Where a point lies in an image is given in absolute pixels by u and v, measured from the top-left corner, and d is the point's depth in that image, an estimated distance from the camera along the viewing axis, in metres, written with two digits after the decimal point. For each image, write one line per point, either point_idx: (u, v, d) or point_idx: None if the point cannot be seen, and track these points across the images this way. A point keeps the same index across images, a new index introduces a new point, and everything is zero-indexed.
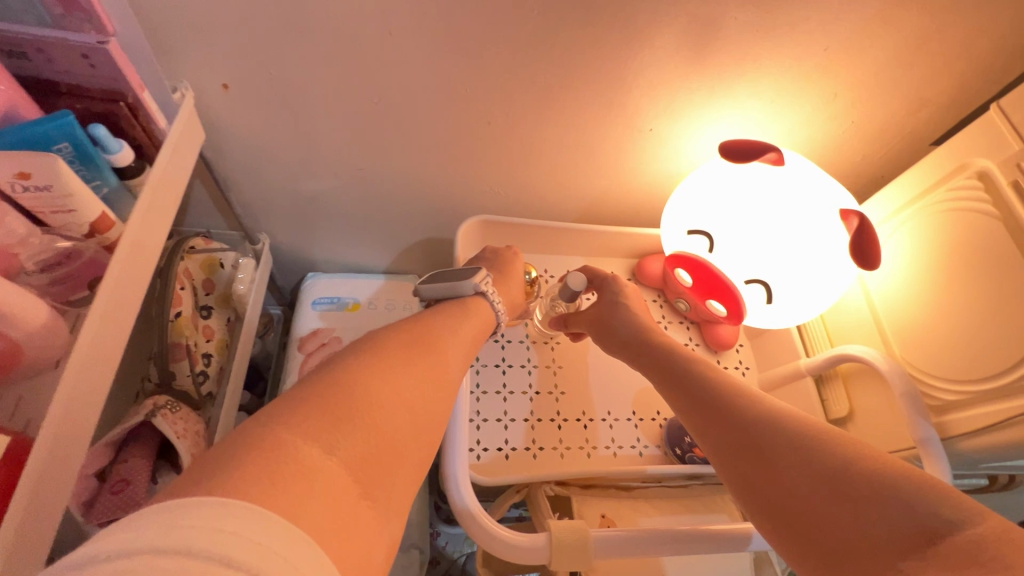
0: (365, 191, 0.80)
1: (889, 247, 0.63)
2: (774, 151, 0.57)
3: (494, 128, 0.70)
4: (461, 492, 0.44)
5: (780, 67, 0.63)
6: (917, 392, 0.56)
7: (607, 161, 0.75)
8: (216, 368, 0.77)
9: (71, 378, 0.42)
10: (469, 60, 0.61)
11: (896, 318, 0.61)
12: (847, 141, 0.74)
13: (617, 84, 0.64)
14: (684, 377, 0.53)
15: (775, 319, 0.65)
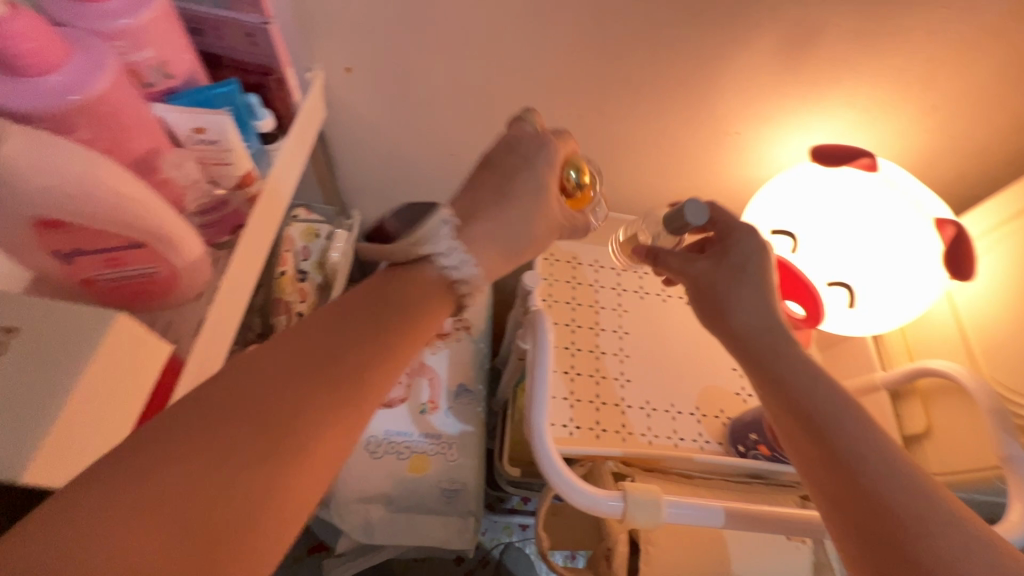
0: (453, 176, 0.85)
1: (983, 263, 0.62)
2: (868, 157, 0.59)
3: (583, 123, 0.73)
4: (542, 446, 0.48)
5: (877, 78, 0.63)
6: (1007, 410, 0.55)
7: (689, 163, 0.77)
8: None
9: (216, 307, 0.48)
10: (571, 55, 0.65)
11: (983, 335, 0.60)
12: (941, 158, 0.73)
13: (709, 87, 0.66)
14: (769, 353, 0.48)
15: (856, 326, 0.64)
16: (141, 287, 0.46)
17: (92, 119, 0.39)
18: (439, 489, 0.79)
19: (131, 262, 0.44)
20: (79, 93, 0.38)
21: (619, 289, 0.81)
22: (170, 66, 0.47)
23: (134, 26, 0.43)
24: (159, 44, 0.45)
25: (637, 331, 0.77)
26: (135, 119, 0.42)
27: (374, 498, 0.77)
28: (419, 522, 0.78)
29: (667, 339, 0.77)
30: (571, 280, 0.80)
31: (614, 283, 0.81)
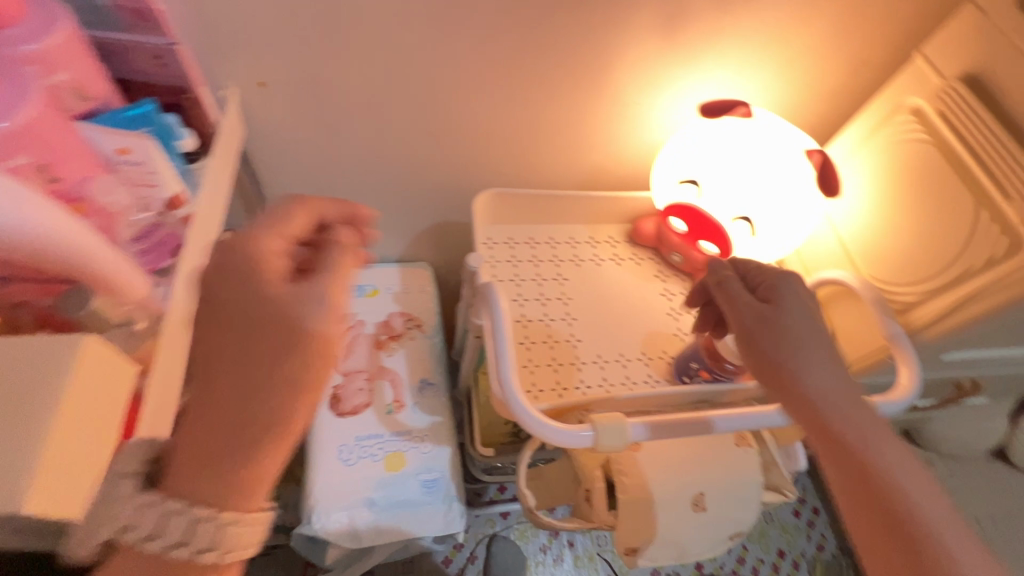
0: (379, 176, 0.87)
1: (850, 181, 0.70)
2: (745, 106, 0.66)
3: (499, 111, 0.78)
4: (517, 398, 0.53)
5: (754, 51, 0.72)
6: (882, 298, 0.65)
7: (598, 134, 0.84)
8: None
9: (171, 331, 0.48)
10: (471, 47, 0.69)
11: (879, 239, 0.66)
12: (807, 105, 0.81)
13: (603, 62, 0.73)
14: None
15: (758, 254, 0.73)
16: (50, 322, 0.42)
17: (24, 145, 0.39)
18: (416, 480, 0.82)
19: (63, 292, 0.42)
20: (6, 121, 0.38)
21: (555, 261, 0.86)
22: (83, 92, 0.47)
23: (40, 52, 0.43)
24: (71, 67, 0.45)
25: (580, 297, 0.83)
26: (68, 144, 0.43)
27: (354, 505, 0.78)
28: (403, 520, 0.80)
29: (607, 300, 0.84)
30: (511, 259, 0.85)
31: (551, 255, 0.87)
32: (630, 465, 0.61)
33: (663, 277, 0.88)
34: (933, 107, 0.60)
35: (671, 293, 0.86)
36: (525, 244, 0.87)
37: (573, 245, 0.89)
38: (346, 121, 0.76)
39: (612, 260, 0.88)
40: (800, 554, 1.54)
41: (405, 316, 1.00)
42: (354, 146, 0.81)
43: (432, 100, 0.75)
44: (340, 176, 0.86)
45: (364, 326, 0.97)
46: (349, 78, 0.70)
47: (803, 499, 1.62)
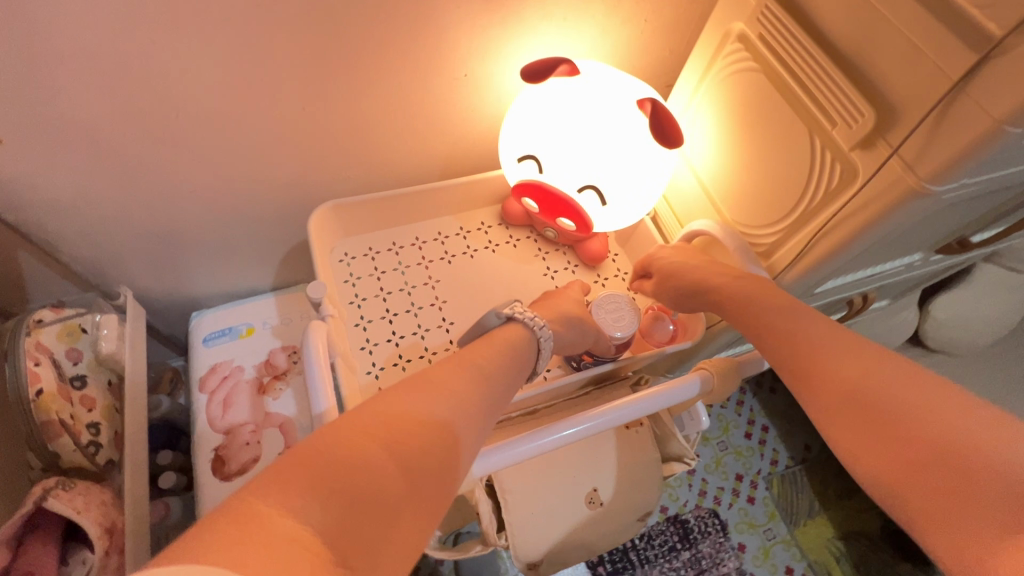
0: (206, 207, 0.77)
1: (700, 122, 0.65)
2: (566, 63, 0.59)
3: (312, 111, 0.69)
4: None
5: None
6: (742, 243, 0.61)
7: (437, 116, 0.76)
8: (110, 436, 0.74)
9: None
10: (240, 51, 0.59)
11: (732, 179, 0.63)
12: (652, 45, 0.75)
13: (406, 40, 0.64)
14: None
15: (619, 218, 0.68)
16: None
17: None
18: None
19: None
20: None
21: (424, 263, 0.79)
22: None
23: None
24: None
25: (456, 296, 0.77)
26: None
27: None
28: None
29: (485, 293, 0.78)
30: (375, 271, 0.77)
31: (419, 257, 0.79)
32: (512, 481, 0.57)
33: (544, 254, 0.82)
34: (755, 31, 0.54)
35: (554, 271, 0.81)
36: (388, 251, 0.79)
37: (443, 242, 0.81)
38: (130, 157, 0.66)
39: (487, 248, 0.81)
40: (758, 474, 1.58)
41: (288, 350, 0.91)
42: (156, 181, 0.71)
43: (223, 116, 0.66)
44: (159, 218, 0.76)
45: (244, 372, 0.88)
46: (109, 107, 0.60)
47: (753, 421, 1.66)
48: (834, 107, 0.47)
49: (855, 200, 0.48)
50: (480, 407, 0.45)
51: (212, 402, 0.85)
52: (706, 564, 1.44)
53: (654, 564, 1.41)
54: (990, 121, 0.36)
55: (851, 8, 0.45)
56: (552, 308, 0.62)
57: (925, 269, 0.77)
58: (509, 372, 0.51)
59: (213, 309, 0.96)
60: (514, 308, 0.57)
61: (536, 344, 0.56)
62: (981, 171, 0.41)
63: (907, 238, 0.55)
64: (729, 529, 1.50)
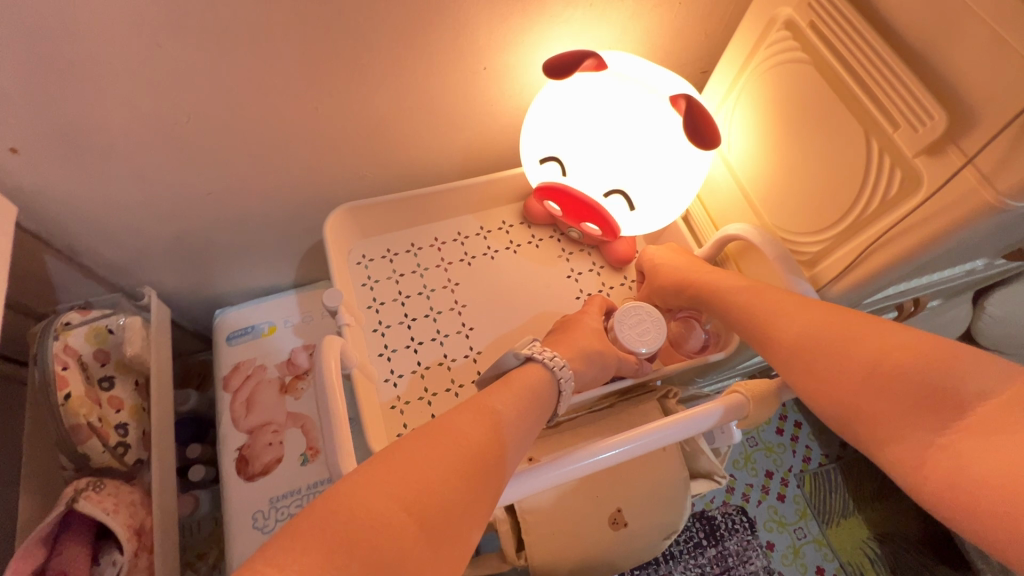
0: (223, 209, 0.77)
1: (740, 116, 0.60)
2: (593, 57, 0.54)
3: (325, 112, 0.67)
4: None
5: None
6: (783, 252, 0.56)
7: (454, 113, 0.73)
8: (138, 436, 0.75)
9: None
10: (248, 53, 0.57)
11: (774, 181, 0.57)
12: (685, 31, 0.69)
13: (420, 35, 0.61)
14: None
15: (648, 222, 0.64)
16: None
17: None
18: None
19: None
20: None
21: (443, 265, 0.76)
22: None
23: None
24: None
25: (475, 301, 0.74)
26: None
27: None
28: None
29: (505, 297, 0.75)
30: (393, 274, 0.75)
31: (438, 259, 0.77)
32: (533, 502, 0.55)
33: (568, 255, 0.79)
34: (805, 19, 0.49)
35: (578, 273, 0.77)
36: (406, 253, 0.77)
37: (462, 242, 0.78)
38: (146, 163, 0.65)
39: (508, 249, 0.78)
40: (789, 471, 1.53)
41: (310, 349, 0.91)
42: (173, 186, 0.70)
43: (236, 120, 0.64)
44: (179, 221, 0.76)
45: (266, 371, 0.88)
46: (121, 114, 0.59)
47: (785, 417, 1.60)
48: (896, 108, 0.42)
49: (918, 211, 0.42)
50: (496, 439, 0.43)
51: (236, 402, 0.85)
52: (733, 562, 1.38)
53: (678, 560, 1.34)
54: None
55: None
56: (571, 341, 0.58)
57: (984, 273, 0.71)
58: (525, 395, 0.49)
59: (236, 306, 0.96)
60: (534, 348, 0.55)
61: (556, 385, 0.53)
62: None
63: (973, 250, 0.50)
64: (757, 527, 1.46)
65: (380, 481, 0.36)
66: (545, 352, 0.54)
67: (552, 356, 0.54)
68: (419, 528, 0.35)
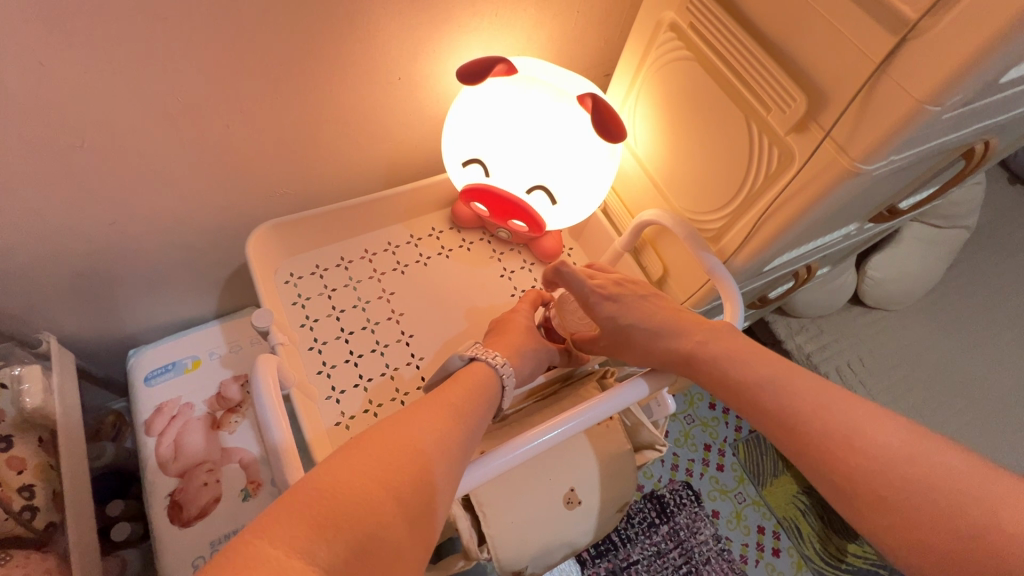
0: (131, 239, 0.72)
1: (642, 111, 0.65)
2: (503, 62, 0.58)
3: (238, 129, 0.65)
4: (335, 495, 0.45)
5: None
6: (693, 231, 0.62)
7: (374, 123, 0.73)
8: (47, 497, 0.67)
9: None
10: (147, 72, 0.54)
11: (677, 167, 0.63)
12: (587, 36, 0.74)
13: (333, 48, 0.61)
14: None
15: (572, 215, 0.68)
16: None
17: None
18: None
19: None
20: None
21: (376, 276, 0.76)
22: None
23: None
24: None
25: (412, 308, 0.75)
26: None
27: None
28: None
29: (442, 301, 0.76)
30: (325, 290, 0.74)
31: (371, 271, 0.76)
32: (489, 494, 0.56)
33: (499, 255, 0.81)
34: (686, 21, 0.55)
35: (511, 271, 0.80)
36: (337, 268, 0.75)
37: (394, 251, 0.78)
38: (36, 196, 0.60)
39: (440, 255, 0.79)
40: (725, 441, 1.65)
41: (240, 380, 0.86)
42: (70, 218, 0.65)
43: (139, 143, 0.61)
44: (79, 256, 0.70)
45: (193, 409, 0.83)
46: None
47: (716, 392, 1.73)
48: (767, 94, 0.48)
49: (796, 181, 0.49)
50: (445, 430, 0.44)
51: (162, 445, 0.79)
52: (684, 535, 1.49)
53: (636, 542, 1.46)
54: (912, 102, 0.38)
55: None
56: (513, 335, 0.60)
57: (858, 237, 0.82)
58: (470, 389, 0.50)
59: (152, 345, 0.89)
60: (477, 348, 0.56)
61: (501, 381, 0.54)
62: (907, 147, 0.43)
63: (844, 213, 0.58)
64: (703, 498, 1.55)
65: (348, 469, 0.36)
66: (488, 352, 0.55)
67: (492, 354, 0.55)
68: (394, 505, 0.35)
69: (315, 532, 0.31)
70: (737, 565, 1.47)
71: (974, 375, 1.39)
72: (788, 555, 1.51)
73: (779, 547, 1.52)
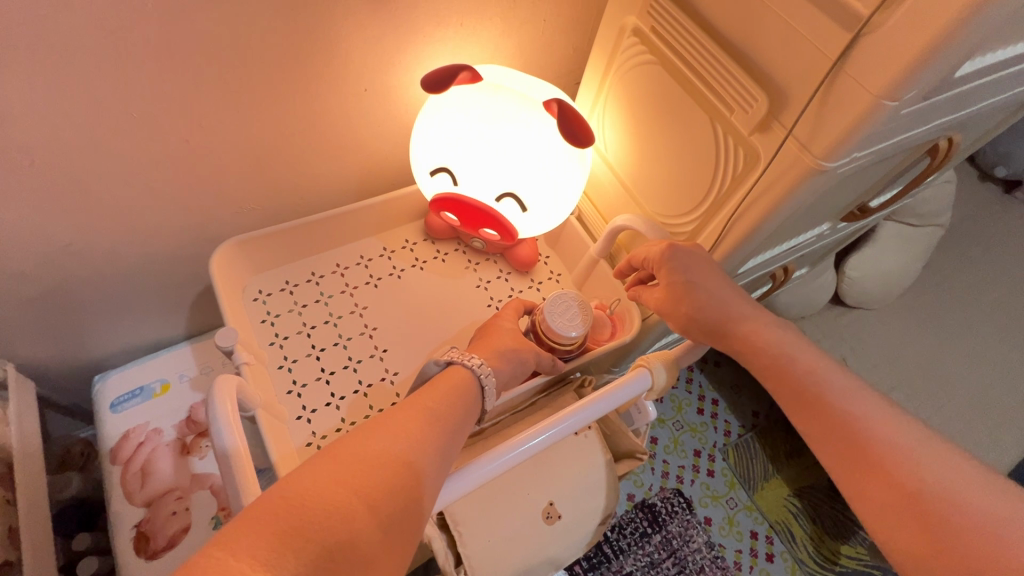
0: (92, 261, 0.69)
1: (609, 115, 0.65)
2: (467, 70, 0.57)
3: (203, 145, 0.64)
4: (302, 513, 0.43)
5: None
6: (666, 235, 0.61)
7: (343, 135, 0.72)
8: (3, 534, 0.64)
9: None
10: (104, 89, 0.53)
11: (647, 171, 0.63)
12: (554, 43, 0.74)
13: (298, 61, 0.60)
14: None
15: (544, 222, 0.67)
16: None
17: None
18: None
19: None
20: None
21: (348, 291, 0.74)
22: None
23: None
24: None
25: (386, 322, 0.73)
26: None
27: None
28: None
29: (417, 314, 0.74)
30: (295, 306, 0.72)
31: (342, 285, 0.74)
32: (465, 511, 0.55)
33: (474, 265, 0.80)
34: (648, 25, 0.54)
35: (487, 282, 0.79)
36: (306, 283, 0.74)
37: (366, 265, 0.77)
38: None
39: (414, 267, 0.78)
40: (715, 447, 1.64)
41: (211, 402, 0.84)
42: (25, 241, 0.62)
43: (97, 160, 0.59)
44: (39, 280, 0.67)
45: (161, 434, 0.80)
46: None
47: (703, 396, 1.72)
48: (730, 95, 0.48)
49: (762, 181, 0.49)
50: None
51: (128, 473, 0.76)
52: (677, 544, 1.47)
53: (628, 553, 1.44)
54: (870, 97, 0.38)
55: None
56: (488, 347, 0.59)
57: (833, 237, 0.82)
58: (441, 406, 0.48)
59: (118, 369, 0.86)
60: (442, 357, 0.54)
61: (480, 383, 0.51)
62: (868, 144, 0.43)
63: (813, 212, 0.58)
64: (695, 505, 1.54)
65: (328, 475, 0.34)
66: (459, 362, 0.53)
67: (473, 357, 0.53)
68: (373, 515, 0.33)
69: (286, 542, 0.29)
70: (732, 572, 1.46)
71: (955, 371, 1.40)
72: (781, 560, 1.50)
73: (773, 552, 1.51)
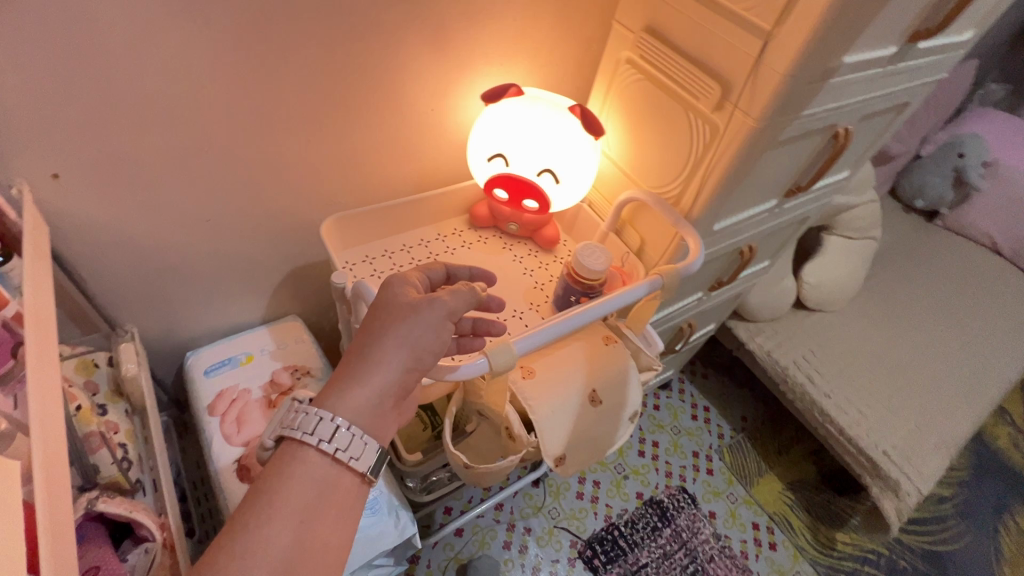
0: (215, 236, 0.89)
1: (610, 122, 0.91)
2: (513, 87, 0.82)
3: (315, 145, 0.86)
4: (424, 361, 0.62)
5: (505, 47, 0.90)
6: (660, 198, 0.85)
7: (411, 145, 0.96)
8: (136, 457, 0.77)
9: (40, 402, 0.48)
10: (264, 96, 0.76)
11: (641, 156, 0.87)
12: (565, 81, 1.02)
13: (390, 85, 0.85)
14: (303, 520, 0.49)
15: (567, 198, 0.90)
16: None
17: None
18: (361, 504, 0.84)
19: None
20: None
21: (414, 262, 0.94)
22: None
23: None
24: None
25: None
26: None
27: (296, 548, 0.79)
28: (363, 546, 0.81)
29: None
30: (374, 272, 0.91)
31: (409, 258, 0.94)
32: (531, 390, 0.72)
33: (510, 245, 1.01)
34: (638, 55, 0.81)
35: (521, 257, 0.99)
36: (381, 257, 0.93)
37: (426, 245, 0.97)
38: (159, 188, 0.78)
39: (464, 246, 0.98)
40: (711, 448, 1.78)
41: (290, 369, 0.99)
42: (176, 212, 0.82)
43: (243, 150, 0.81)
44: (174, 247, 0.86)
45: (250, 393, 0.94)
46: (149, 138, 0.72)
47: (696, 403, 1.89)
48: (696, 90, 0.73)
49: (722, 143, 0.73)
50: None
51: (225, 422, 0.90)
52: (687, 536, 1.56)
53: (642, 546, 1.53)
54: (778, 75, 0.63)
55: (689, 31, 0.73)
56: None
57: (783, 218, 1.07)
58: None
59: (206, 347, 1.01)
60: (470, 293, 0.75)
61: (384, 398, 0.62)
62: (784, 110, 0.68)
63: (760, 175, 0.82)
64: (699, 500, 1.65)
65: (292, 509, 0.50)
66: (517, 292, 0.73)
67: (314, 410, 0.53)
68: None
69: None
70: (739, 560, 1.55)
71: (905, 358, 1.63)
72: (783, 548, 1.60)
73: (775, 541, 1.61)
